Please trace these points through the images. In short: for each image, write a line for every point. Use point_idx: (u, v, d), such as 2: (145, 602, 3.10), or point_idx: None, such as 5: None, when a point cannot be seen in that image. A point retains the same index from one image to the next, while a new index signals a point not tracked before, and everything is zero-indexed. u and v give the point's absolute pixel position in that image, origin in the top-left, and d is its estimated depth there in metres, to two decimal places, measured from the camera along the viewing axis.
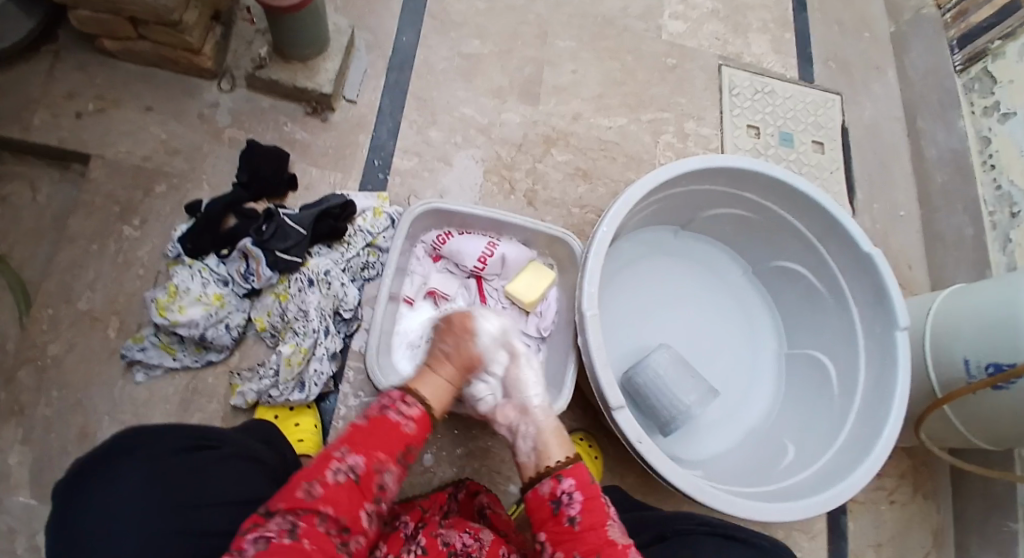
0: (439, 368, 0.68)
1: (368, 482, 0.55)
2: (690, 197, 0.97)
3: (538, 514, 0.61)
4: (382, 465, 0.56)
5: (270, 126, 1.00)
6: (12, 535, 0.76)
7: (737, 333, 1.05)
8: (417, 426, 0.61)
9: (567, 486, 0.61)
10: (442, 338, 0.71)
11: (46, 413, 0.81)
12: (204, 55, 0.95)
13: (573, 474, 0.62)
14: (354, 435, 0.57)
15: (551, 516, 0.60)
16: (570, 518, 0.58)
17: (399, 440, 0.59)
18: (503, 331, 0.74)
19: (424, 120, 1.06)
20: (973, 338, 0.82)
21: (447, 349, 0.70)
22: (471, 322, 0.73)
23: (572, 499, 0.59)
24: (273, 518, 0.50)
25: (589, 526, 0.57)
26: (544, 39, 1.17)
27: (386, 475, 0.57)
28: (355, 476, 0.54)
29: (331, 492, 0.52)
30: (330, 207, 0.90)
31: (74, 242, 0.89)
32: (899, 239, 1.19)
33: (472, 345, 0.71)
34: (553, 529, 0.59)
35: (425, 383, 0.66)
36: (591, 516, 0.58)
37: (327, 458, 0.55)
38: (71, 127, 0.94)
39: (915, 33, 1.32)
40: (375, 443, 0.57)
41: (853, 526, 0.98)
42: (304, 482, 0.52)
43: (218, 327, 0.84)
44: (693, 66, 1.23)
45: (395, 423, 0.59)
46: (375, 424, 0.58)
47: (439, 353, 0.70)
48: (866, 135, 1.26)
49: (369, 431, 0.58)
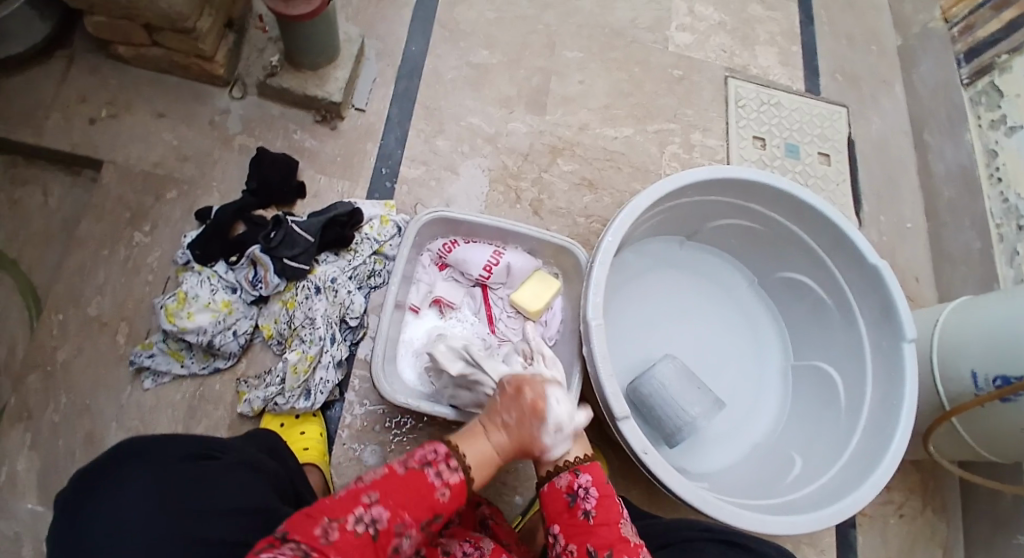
0: (492, 432, 0.60)
1: (384, 542, 0.48)
2: (696, 208, 0.98)
3: (552, 506, 0.62)
4: (404, 528, 0.49)
5: (280, 134, 1.01)
6: (18, 538, 0.76)
7: (742, 344, 1.05)
8: (453, 494, 0.53)
9: (584, 481, 0.61)
10: (504, 406, 0.62)
11: (54, 417, 0.81)
12: (217, 62, 0.97)
13: (590, 471, 0.62)
14: (389, 484, 0.50)
15: (567, 509, 0.60)
16: (585, 512, 0.59)
17: (429, 505, 0.51)
18: (575, 419, 0.64)
19: (432, 129, 1.07)
20: (981, 351, 0.82)
21: (507, 419, 0.61)
22: (542, 403, 0.63)
23: (588, 494, 0.60)
24: (286, 542, 0.44)
25: (603, 522, 0.59)
26: (552, 49, 1.18)
27: (404, 539, 0.50)
28: (375, 531, 0.48)
29: (346, 542, 0.46)
30: (337, 215, 0.90)
31: (84, 247, 0.90)
32: (907, 251, 1.19)
33: (536, 427, 0.61)
34: (567, 521, 0.60)
35: (473, 444, 0.57)
36: (606, 513, 0.59)
37: (353, 501, 0.48)
38: (84, 134, 0.95)
39: (922, 46, 1.32)
40: (407, 501, 0.50)
41: (860, 541, 0.97)
42: (326, 517, 0.47)
43: (226, 333, 0.84)
44: (699, 77, 1.23)
45: (433, 483, 0.52)
46: (412, 475, 0.51)
47: (497, 419, 0.61)
48: (873, 147, 1.26)
49: (406, 484, 0.50)
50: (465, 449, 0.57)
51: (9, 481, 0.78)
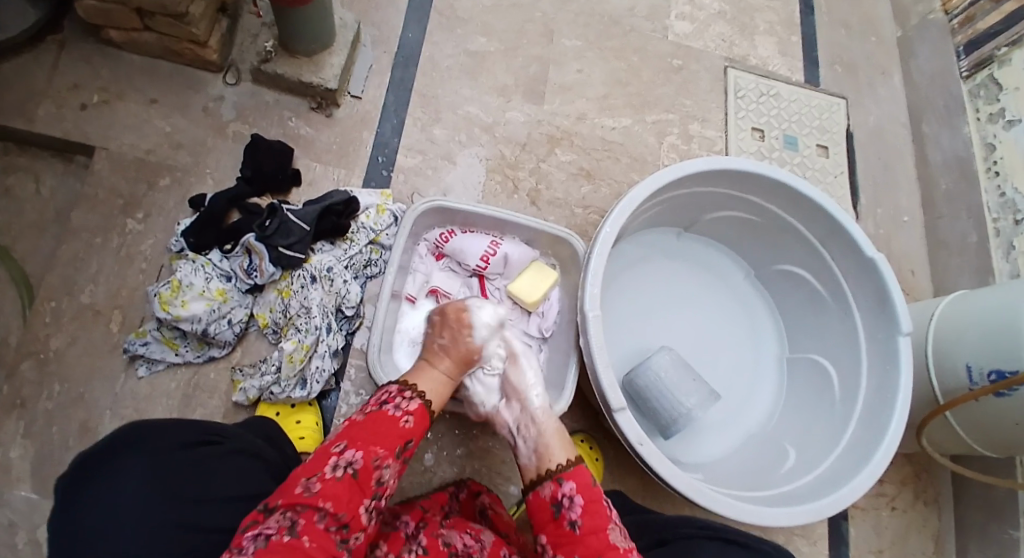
0: (438, 362, 0.68)
1: (367, 477, 0.52)
2: (694, 199, 0.97)
3: (538, 516, 0.60)
4: (382, 460, 0.53)
5: (274, 121, 0.99)
6: (12, 527, 0.76)
7: (738, 335, 1.05)
8: (418, 419, 0.58)
9: (568, 490, 0.59)
10: (439, 333, 0.71)
11: (48, 406, 0.81)
12: (211, 48, 0.95)
13: (574, 477, 0.60)
14: (353, 429, 0.54)
15: (552, 519, 0.59)
16: (571, 522, 0.57)
17: (400, 434, 0.55)
18: (496, 313, 0.74)
19: (429, 117, 1.06)
20: (976, 345, 0.82)
21: (444, 342, 0.70)
22: (465, 313, 0.72)
23: (573, 503, 0.58)
24: (272, 515, 0.49)
25: (590, 531, 0.56)
26: (550, 38, 1.17)
27: (386, 470, 0.53)
28: (355, 471, 0.51)
29: (329, 488, 0.50)
30: (333, 204, 0.89)
31: (77, 235, 0.89)
32: (902, 245, 1.20)
33: (467, 336, 0.70)
34: (553, 532, 0.58)
35: (423, 378, 0.64)
36: (592, 521, 0.57)
37: (325, 454, 0.52)
38: (75, 120, 0.94)
39: (921, 37, 1.31)
40: (374, 437, 0.54)
41: (852, 532, 0.98)
42: (303, 478, 0.50)
43: (220, 322, 0.84)
44: (698, 67, 1.22)
45: (395, 416, 0.56)
46: (374, 417, 0.55)
47: (437, 348, 0.69)
48: (871, 139, 1.26)
49: (368, 425, 0.54)
50: (415, 382, 0.63)
51: (4, 470, 0.78)
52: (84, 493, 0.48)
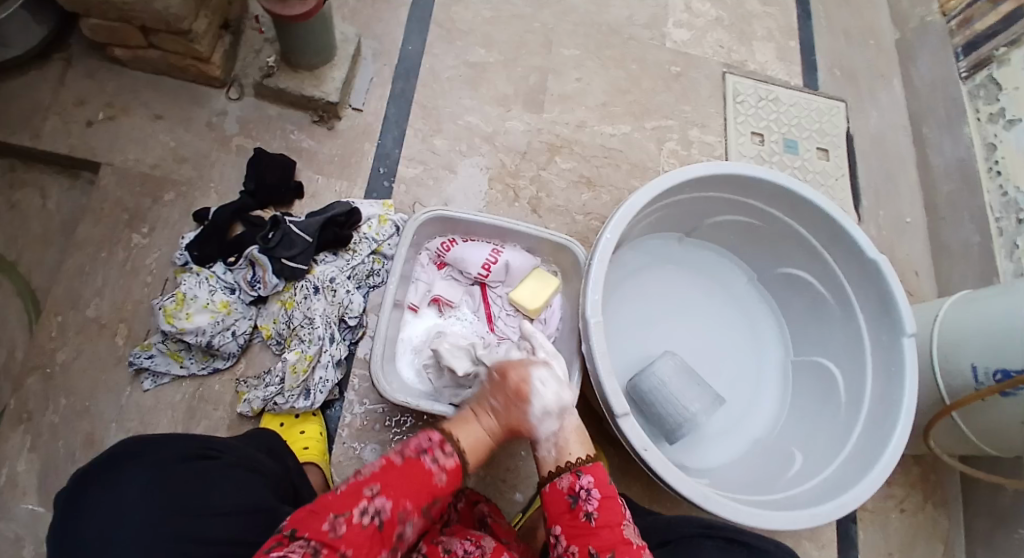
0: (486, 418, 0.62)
1: (388, 531, 0.50)
2: (694, 204, 0.97)
3: (554, 507, 0.61)
4: (408, 515, 0.51)
5: (277, 135, 1.01)
6: (18, 540, 0.76)
7: (741, 341, 1.05)
8: (452, 477, 0.54)
9: (586, 482, 0.60)
10: (492, 393, 0.64)
11: (54, 419, 0.82)
12: (214, 63, 0.97)
13: (592, 471, 0.61)
14: (389, 474, 0.51)
15: (567, 510, 0.60)
16: (586, 513, 0.58)
17: (429, 489, 0.52)
18: (563, 396, 0.66)
19: (430, 128, 1.07)
20: (981, 346, 0.81)
21: (496, 404, 0.63)
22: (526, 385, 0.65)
23: (590, 495, 0.59)
24: (294, 543, 0.47)
25: (605, 523, 0.58)
26: (549, 48, 1.18)
27: (408, 525, 0.51)
28: (380, 522, 0.49)
29: (352, 536, 0.47)
30: (335, 215, 0.90)
31: (83, 249, 0.90)
32: (905, 247, 1.19)
33: (523, 409, 0.64)
34: (568, 523, 0.59)
35: (463, 430, 0.59)
36: (608, 515, 0.58)
37: (356, 493, 0.50)
38: (81, 136, 0.95)
39: (920, 40, 1.31)
40: (407, 490, 0.51)
41: (861, 537, 0.97)
42: (330, 514, 0.48)
43: (224, 334, 0.84)
44: (697, 74, 1.23)
45: (431, 469, 0.53)
46: (410, 466, 0.52)
47: (485, 404, 0.63)
48: (871, 142, 1.26)
49: (404, 474, 0.51)
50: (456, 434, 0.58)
51: (10, 483, 0.78)
52: (83, 504, 0.49)
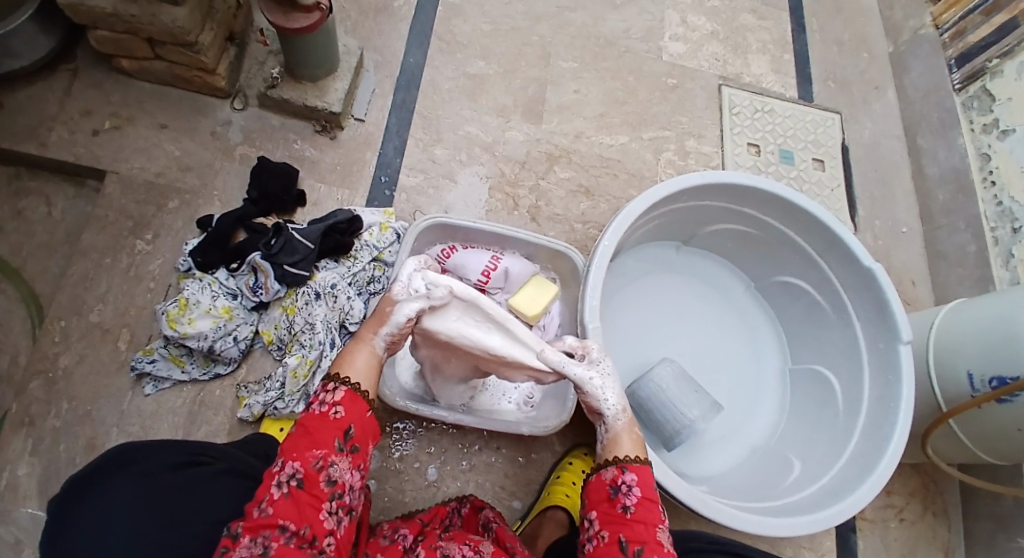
0: (364, 340, 0.58)
1: (314, 483, 0.49)
2: (692, 213, 0.99)
3: (594, 493, 0.58)
4: (323, 460, 0.50)
5: (280, 144, 1.02)
6: (18, 544, 0.76)
7: (740, 348, 1.06)
8: (350, 405, 0.53)
9: (628, 479, 0.57)
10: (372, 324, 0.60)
11: (55, 423, 0.82)
12: (219, 74, 0.99)
13: (638, 470, 0.57)
14: (289, 441, 0.51)
15: (606, 499, 0.57)
16: (624, 506, 0.55)
17: (334, 427, 0.51)
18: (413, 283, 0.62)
19: (430, 138, 1.09)
20: (975, 351, 0.82)
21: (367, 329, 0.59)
22: (390, 305, 0.60)
23: (631, 491, 0.56)
24: (240, 542, 0.47)
25: (641, 519, 0.54)
26: (547, 60, 1.20)
27: (333, 469, 0.50)
28: (299, 482, 0.49)
29: (280, 508, 0.48)
30: (337, 222, 0.92)
31: (87, 256, 0.91)
32: (901, 255, 1.20)
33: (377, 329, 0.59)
34: (605, 510, 0.56)
35: (356, 363, 0.56)
36: (646, 512, 0.55)
37: (269, 474, 0.50)
38: (87, 145, 0.97)
39: (912, 53, 1.34)
40: (310, 441, 0.51)
41: (861, 545, 0.97)
42: (257, 504, 0.49)
43: (226, 339, 0.85)
44: (693, 86, 1.25)
45: (321, 412, 0.52)
46: (303, 422, 0.52)
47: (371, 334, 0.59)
48: (866, 152, 1.28)
49: (299, 431, 0.52)
50: (348, 371, 0.55)
51: (11, 487, 0.78)
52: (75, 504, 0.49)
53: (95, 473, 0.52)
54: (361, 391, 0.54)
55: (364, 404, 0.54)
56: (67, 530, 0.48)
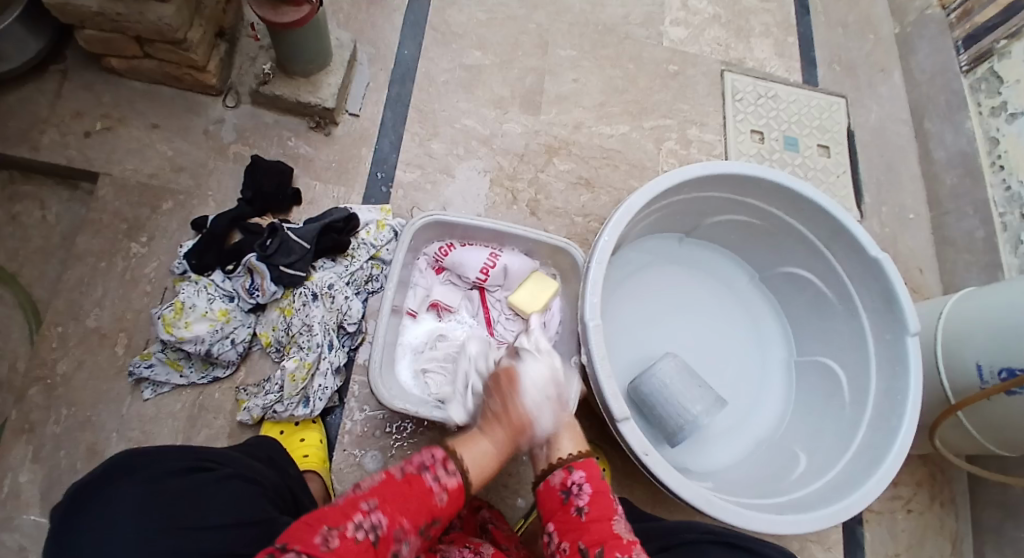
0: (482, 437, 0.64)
1: (384, 547, 0.51)
2: (693, 205, 0.97)
3: (549, 505, 0.62)
4: (404, 533, 0.53)
5: (274, 142, 1.01)
6: (23, 550, 0.77)
7: (744, 340, 1.04)
8: (453, 496, 0.57)
9: (577, 478, 0.61)
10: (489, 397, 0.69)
11: (56, 429, 0.82)
12: (209, 72, 0.97)
13: (583, 468, 0.63)
14: (385, 488, 0.54)
15: (561, 506, 0.61)
16: (578, 509, 0.59)
17: (428, 509, 0.55)
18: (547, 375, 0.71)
19: (427, 132, 1.07)
20: (984, 342, 0.81)
21: (495, 406, 0.68)
22: (515, 378, 0.69)
23: (582, 490, 0.60)
24: (289, 553, 0.47)
25: (596, 518, 0.58)
26: (544, 49, 1.18)
27: (403, 545, 0.53)
28: (376, 537, 0.51)
29: (345, 547, 0.49)
30: (333, 221, 0.90)
31: (83, 260, 0.90)
32: (908, 242, 1.18)
33: (518, 399, 0.67)
34: (561, 518, 0.60)
35: (470, 447, 0.62)
36: (599, 509, 0.59)
37: (352, 507, 0.52)
38: (79, 147, 0.96)
39: (919, 34, 1.30)
40: (404, 508, 0.53)
41: (867, 536, 0.96)
42: (325, 526, 0.49)
43: (224, 342, 0.84)
44: (694, 72, 1.22)
45: (432, 488, 0.55)
46: (410, 483, 0.54)
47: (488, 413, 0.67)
48: (872, 138, 1.25)
49: (401, 489, 0.54)
50: (464, 452, 0.61)
51: (14, 494, 0.78)
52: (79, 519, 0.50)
53: (98, 484, 0.52)
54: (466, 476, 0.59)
55: (463, 499, 0.58)
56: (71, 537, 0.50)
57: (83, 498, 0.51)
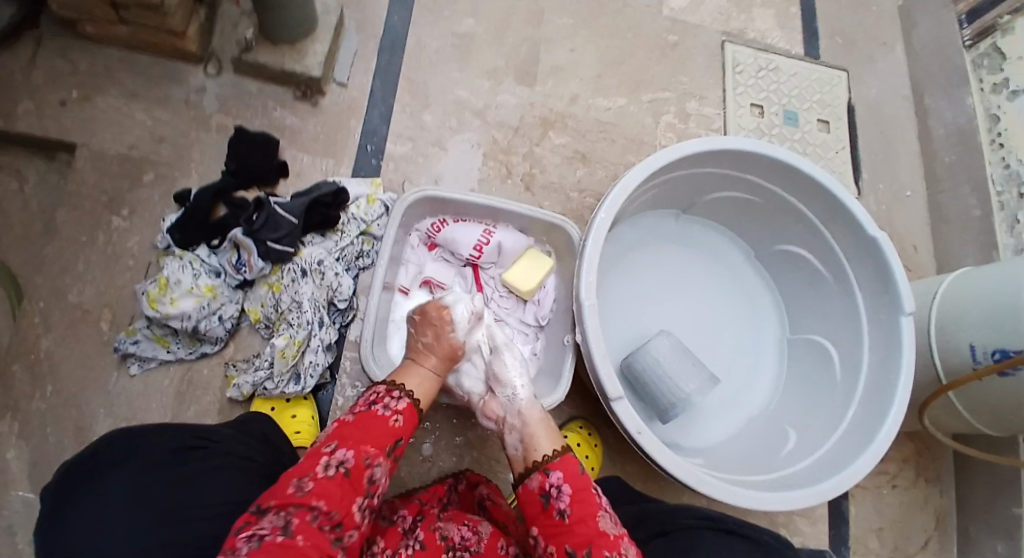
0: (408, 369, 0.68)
1: (358, 476, 0.52)
2: (690, 181, 0.95)
3: (528, 508, 0.60)
4: (373, 457, 0.53)
5: (259, 112, 0.97)
6: (12, 528, 0.76)
7: (739, 318, 1.04)
8: (408, 416, 0.59)
9: (556, 479, 0.60)
10: (421, 331, 0.73)
11: (40, 407, 0.80)
12: (188, 38, 0.93)
13: (560, 466, 0.61)
14: (342, 429, 0.55)
15: (541, 510, 0.59)
16: (560, 512, 0.58)
17: (389, 432, 0.56)
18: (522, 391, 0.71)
19: (417, 103, 1.03)
20: (979, 324, 0.80)
21: (427, 339, 0.72)
22: (444, 311, 0.74)
23: (561, 492, 0.59)
24: (265, 515, 0.47)
25: (580, 519, 0.57)
26: (541, 17, 1.13)
27: (378, 468, 0.54)
28: (346, 469, 0.51)
29: (321, 486, 0.50)
30: (321, 196, 0.87)
31: (62, 234, 0.87)
32: (905, 220, 1.17)
33: (449, 333, 0.73)
34: (544, 522, 0.58)
35: (409, 374, 0.66)
36: (581, 508, 0.57)
37: (316, 455, 0.52)
38: (54, 115, 0.92)
39: (924, 6, 1.27)
40: (364, 436, 0.54)
41: (853, 510, 0.98)
42: (295, 479, 0.50)
43: (211, 318, 0.83)
44: (695, 43, 1.19)
45: (384, 415, 0.57)
46: (362, 417, 0.56)
47: (421, 346, 0.71)
48: (872, 113, 1.23)
49: (356, 424, 0.55)
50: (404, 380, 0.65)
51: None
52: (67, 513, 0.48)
53: (84, 476, 0.50)
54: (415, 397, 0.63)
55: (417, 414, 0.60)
56: (63, 527, 0.47)
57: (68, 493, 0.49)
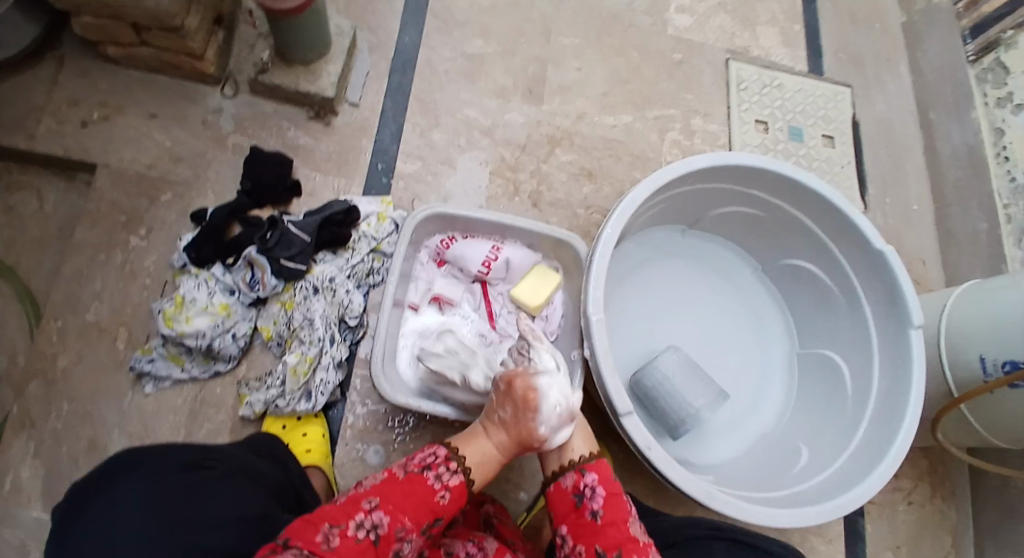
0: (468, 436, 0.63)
1: (385, 547, 0.51)
2: (696, 198, 0.96)
3: (560, 507, 0.62)
4: (405, 532, 0.52)
5: (273, 133, 0.99)
6: (25, 545, 0.77)
7: (747, 335, 1.04)
8: (454, 497, 0.56)
9: (590, 481, 0.61)
10: (500, 404, 0.65)
11: (56, 424, 0.82)
12: (207, 60, 0.96)
13: (596, 469, 0.63)
14: (389, 487, 0.53)
15: (573, 509, 0.61)
16: (592, 512, 0.59)
17: (430, 510, 0.54)
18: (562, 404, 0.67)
19: (427, 123, 1.05)
20: (986, 336, 0.81)
21: (505, 415, 0.64)
22: (534, 392, 0.64)
23: (595, 493, 0.60)
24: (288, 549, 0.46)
25: (611, 521, 0.58)
26: (547, 37, 1.16)
27: (406, 544, 0.52)
28: (377, 537, 0.50)
29: (349, 548, 0.48)
30: (333, 214, 0.90)
31: (81, 253, 0.89)
32: (913, 234, 1.17)
33: (532, 418, 0.63)
34: (574, 522, 0.60)
35: (473, 446, 0.61)
36: (613, 512, 0.59)
37: (355, 506, 0.51)
38: (75, 137, 0.94)
39: (927, 23, 1.29)
40: (406, 506, 0.53)
41: (867, 528, 0.97)
42: (326, 525, 0.49)
43: (225, 337, 0.84)
44: (699, 61, 1.21)
45: (433, 487, 0.55)
46: (413, 481, 0.54)
47: (494, 418, 0.65)
48: (878, 128, 1.24)
49: (405, 489, 0.54)
50: (466, 449, 0.61)
51: (15, 488, 0.78)
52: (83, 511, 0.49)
53: (103, 478, 0.51)
54: (468, 477, 0.58)
55: (463, 501, 0.57)
56: (79, 525, 0.48)
57: (87, 493, 0.50)
